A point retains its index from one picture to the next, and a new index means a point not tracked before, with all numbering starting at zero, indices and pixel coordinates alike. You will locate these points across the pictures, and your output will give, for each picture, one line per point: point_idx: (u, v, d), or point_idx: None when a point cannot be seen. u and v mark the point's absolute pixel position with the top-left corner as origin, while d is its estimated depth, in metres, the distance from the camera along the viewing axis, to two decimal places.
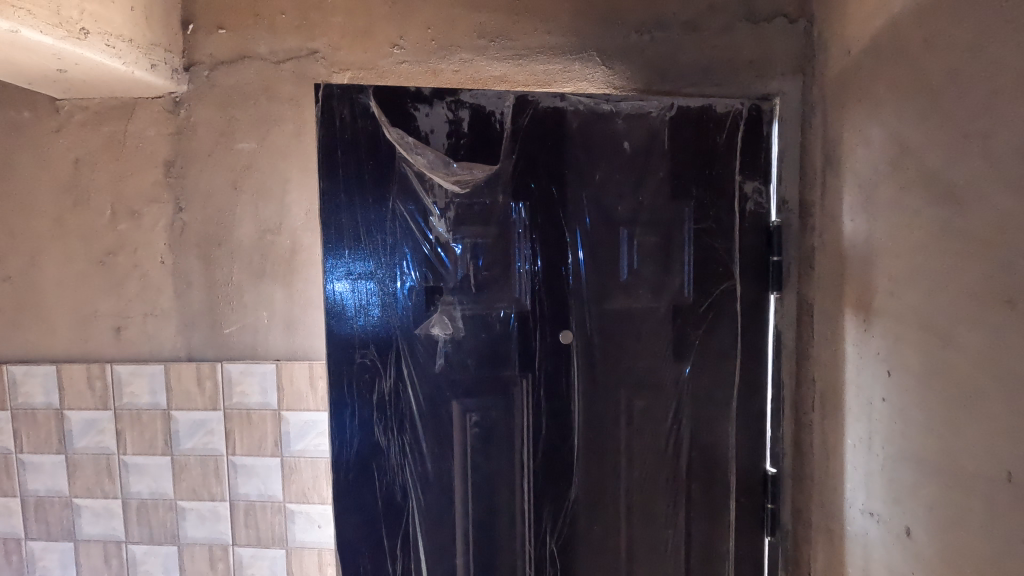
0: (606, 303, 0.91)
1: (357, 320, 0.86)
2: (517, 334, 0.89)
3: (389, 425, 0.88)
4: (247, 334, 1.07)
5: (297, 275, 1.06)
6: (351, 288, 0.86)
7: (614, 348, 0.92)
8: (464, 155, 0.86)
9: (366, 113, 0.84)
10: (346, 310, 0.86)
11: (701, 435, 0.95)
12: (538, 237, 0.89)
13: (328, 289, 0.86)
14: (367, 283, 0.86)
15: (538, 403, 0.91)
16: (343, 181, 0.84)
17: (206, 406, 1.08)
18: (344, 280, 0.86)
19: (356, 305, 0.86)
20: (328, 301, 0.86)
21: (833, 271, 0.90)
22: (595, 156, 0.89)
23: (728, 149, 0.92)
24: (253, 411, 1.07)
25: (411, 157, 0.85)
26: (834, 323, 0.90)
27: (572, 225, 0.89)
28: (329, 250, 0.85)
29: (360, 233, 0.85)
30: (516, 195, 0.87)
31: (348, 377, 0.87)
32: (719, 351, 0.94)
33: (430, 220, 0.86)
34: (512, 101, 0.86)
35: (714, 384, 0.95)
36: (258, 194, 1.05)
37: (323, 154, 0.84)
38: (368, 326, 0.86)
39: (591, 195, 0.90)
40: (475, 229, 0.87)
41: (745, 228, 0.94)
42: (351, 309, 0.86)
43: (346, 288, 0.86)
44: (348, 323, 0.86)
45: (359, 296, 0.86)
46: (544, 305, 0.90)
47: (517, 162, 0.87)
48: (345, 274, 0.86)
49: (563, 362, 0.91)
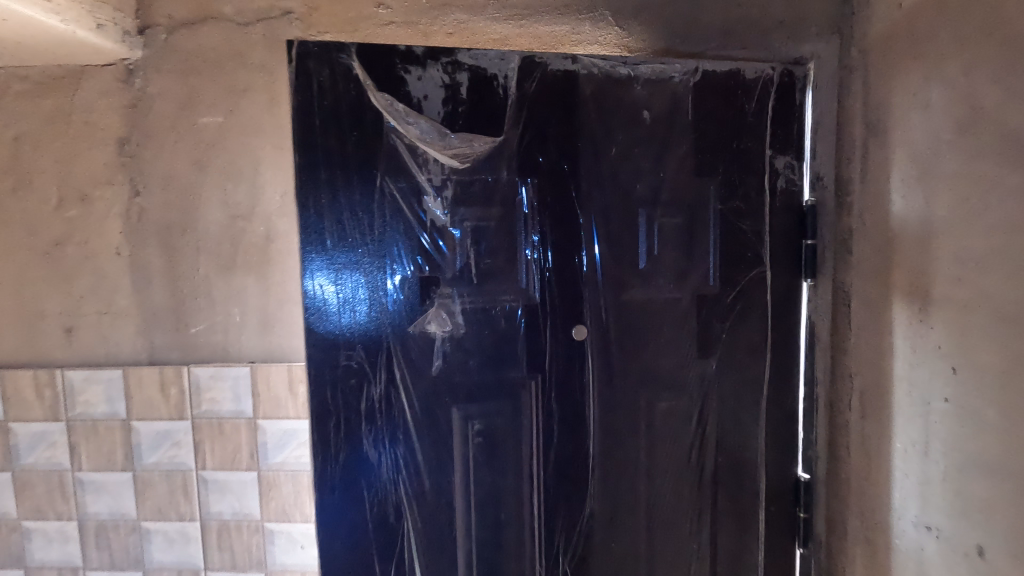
0: (624, 294, 0.81)
1: (341, 317, 0.74)
2: (525, 330, 0.79)
3: (379, 436, 0.76)
4: (218, 334, 0.95)
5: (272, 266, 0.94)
6: (334, 280, 0.74)
7: (633, 344, 0.82)
8: (462, 125, 0.74)
9: (348, 76, 0.71)
10: (329, 306, 0.74)
11: (728, 439, 0.86)
12: (548, 220, 0.78)
13: (306, 282, 0.73)
14: (351, 277, 0.74)
15: (548, 408, 0.80)
16: (321, 155, 0.72)
17: (171, 415, 0.96)
18: (326, 271, 0.73)
19: (340, 300, 0.74)
20: (307, 295, 0.73)
21: (877, 253, 0.80)
22: (610, 126, 0.79)
23: (758, 120, 0.84)
24: (227, 420, 0.95)
25: (402, 127, 0.73)
26: (878, 313, 0.81)
27: (586, 206, 0.79)
28: (306, 236, 0.73)
29: (342, 219, 0.73)
30: (523, 171, 0.76)
31: (334, 384, 0.74)
32: (744, 346, 0.86)
33: (424, 200, 0.74)
34: (517, 63, 0.75)
35: (740, 382, 0.86)
36: (227, 174, 0.93)
37: (298, 123, 0.71)
38: (354, 325, 0.74)
39: (609, 172, 0.80)
40: (476, 212, 0.76)
41: (776, 208, 0.86)
42: (335, 305, 0.74)
43: (328, 280, 0.73)
44: (331, 322, 0.74)
45: (343, 290, 0.74)
46: (553, 297, 0.79)
47: (523, 133, 0.76)
48: (327, 263, 0.73)
49: (576, 361, 0.81)
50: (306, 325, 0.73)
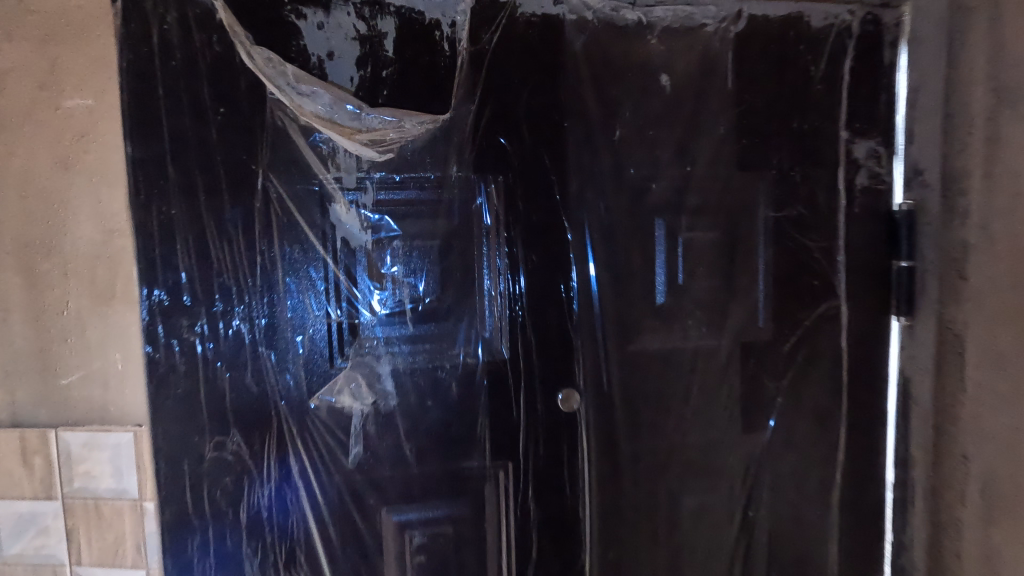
0: (634, 343, 0.56)
1: (205, 389, 0.49)
2: (486, 399, 0.54)
3: (269, 560, 0.51)
4: (96, 382, 0.67)
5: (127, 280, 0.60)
6: (192, 333, 0.48)
7: (648, 415, 0.57)
8: (386, 98, 0.49)
9: (209, 21, 0.46)
10: (185, 372, 0.48)
11: (784, 543, 0.61)
12: (519, 237, 0.53)
13: (148, 337, 0.48)
14: (220, 328, 0.48)
15: (523, 511, 0.55)
16: (167, 142, 0.46)
17: (35, 495, 0.67)
18: (178, 319, 0.48)
19: (201, 363, 0.48)
20: (150, 357, 0.48)
21: (1015, 282, 0.52)
22: (612, 98, 0.54)
23: (829, 88, 0.58)
24: (113, 506, 0.66)
25: (292, 101, 0.48)
26: (1016, 375, 0.53)
27: (577, 216, 0.54)
28: (145, 266, 0.47)
29: (204, 238, 0.48)
30: (482, 166, 0.52)
31: (197, 488, 0.49)
32: (807, 410, 0.61)
33: (331, 211, 0.49)
34: (472, 5, 0.50)
35: (800, 461, 0.61)
36: (93, 164, 0.64)
37: (128, 93, 0.46)
38: (226, 399, 0.49)
39: (611, 166, 0.54)
40: (411, 227, 0.51)
41: (854, 215, 0.60)
42: (194, 370, 0.48)
43: (182, 333, 0.48)
44: (190, 396, 0.48)
45: (206, 347, 0.48)
46: (530, 348, 0.54)
47: (480, 110, 0.51)
48: (180, 307, 0.48)
49: (563, 442, 0.55)
50: (149, 403, 0.48)
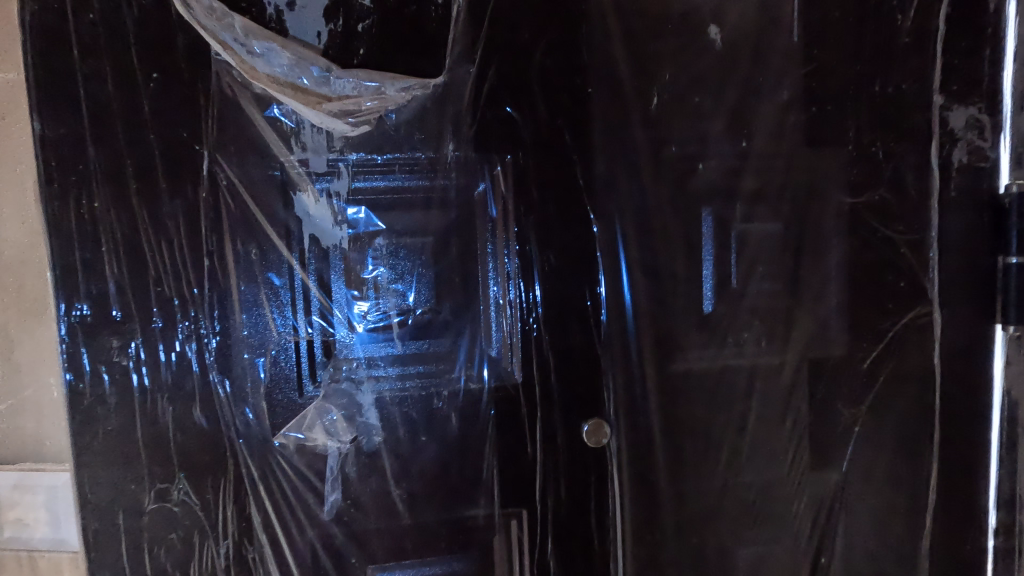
0: (678, 363, 0.45)
1: (143, 427, 0.39)
2: (495, 433, 0.43)
3: None
4: (26, 424, 0.49)
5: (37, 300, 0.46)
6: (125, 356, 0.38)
7: (696, 451, 0.46)
8: (363, 59, 0.39)
9: None
10: (117, 405, 0.39)
11: None
12: (534, 233, 0.43)
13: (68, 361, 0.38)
14: (159, 349, 0.39)
15: (544, 570, 0.45)
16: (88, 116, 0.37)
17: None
18: (107, 339, 0.38)
19: (138, 394, 0.39)
20: (72, 387, 0.38)
21: None
22: (648, 58, 0.43)
23: (920, 41, 0.47)
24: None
25: (243, 64, 0.38)
26: None
27: (606, 204, 0.43)
28: (63, 273, 0.37)
29: (139, 237, 0.38)
30: (486, 145, 0.41)
31: (137, 550, 0.40)
32: (886, 440, 0.50)
33: (297, 200, 0.39)
34: None
35: (880, 503, 0.50)
36: None
37: (35, 57, 0.36)
38: (171, 439, 0.39)
39: (646, 141, 0.43)
40: (398, 220, 0.41)
41: (950, 201, 0.48)
42: (129, 403, 0.39)
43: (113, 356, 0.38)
44: (124, 434, 0.39)
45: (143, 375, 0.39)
46: (548, 371, 0.44)
47: (482, 74, 0.41)
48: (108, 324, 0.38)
49: (592, 486, 0.45)
50: (72, 446, 0.38)
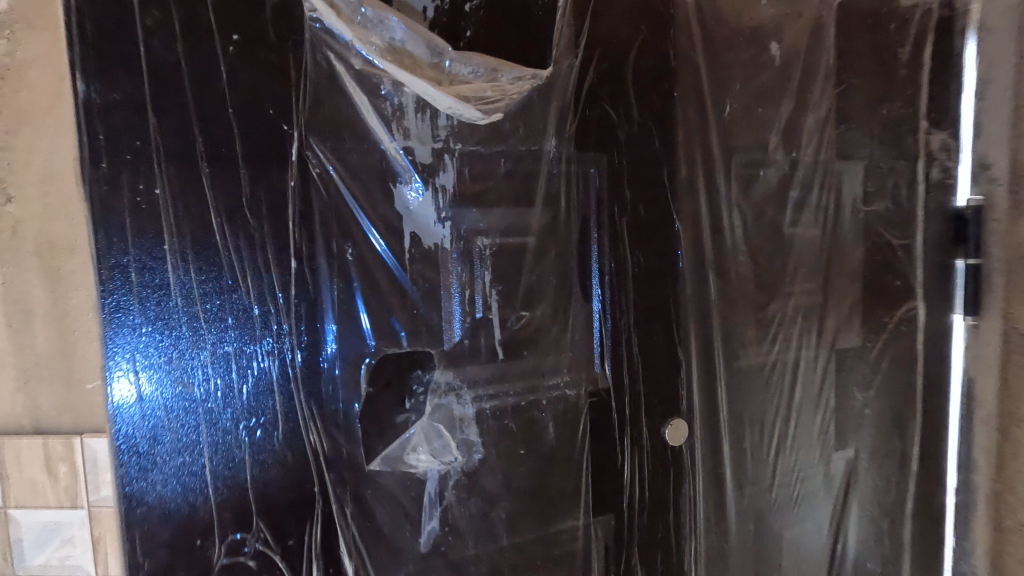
0: (739, 359, 0.48)
1: (216, 469, 0.32)
2: (589, 440, 0.42)
3: None
4: None
5: (94, 256, 0.33)
6: (194, 383, 0.32)
7: (753, 441, 0.49)
8: (473, 41, 0.36)
9: None
10: (185, 445, 0.32)
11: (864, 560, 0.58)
12: (623, 233, 0.42)
13: (120, 395, 0.31)
14: (237, 373, 0.32)
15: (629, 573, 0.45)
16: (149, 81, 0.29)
17: (58, 503, 0.34)
18: (171, 364, 0.31)
19: (209, 431, 0.32)
20: (118, 429, 0.31)
21: None
22: (723, 67, 0.45)
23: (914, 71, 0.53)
24: None
25: (345, 32, 0.33)
26: None
27: (686, 207, 0.44)
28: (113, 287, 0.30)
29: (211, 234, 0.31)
30: (584, 142, 0.40)
31: None
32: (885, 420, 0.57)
33: (398, 189, 0.35)
34: None
35: (879, 476, 0.57)
36: None
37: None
38: (247, 484, 0.32)
39: (719, 147, 0.45)
40: (500, 218, 0.38)
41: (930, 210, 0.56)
42: (199, 442, 0.32)
43: (179, 384, 0.31)
44: (191, 482, 0.32)
45: (215, 406, 0.32)
46: (635, 373, 0.43)
47: (585, 68, 0.39)
48: (173, 345, 0.31)
49: (670, 485, 0.45)
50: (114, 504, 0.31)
